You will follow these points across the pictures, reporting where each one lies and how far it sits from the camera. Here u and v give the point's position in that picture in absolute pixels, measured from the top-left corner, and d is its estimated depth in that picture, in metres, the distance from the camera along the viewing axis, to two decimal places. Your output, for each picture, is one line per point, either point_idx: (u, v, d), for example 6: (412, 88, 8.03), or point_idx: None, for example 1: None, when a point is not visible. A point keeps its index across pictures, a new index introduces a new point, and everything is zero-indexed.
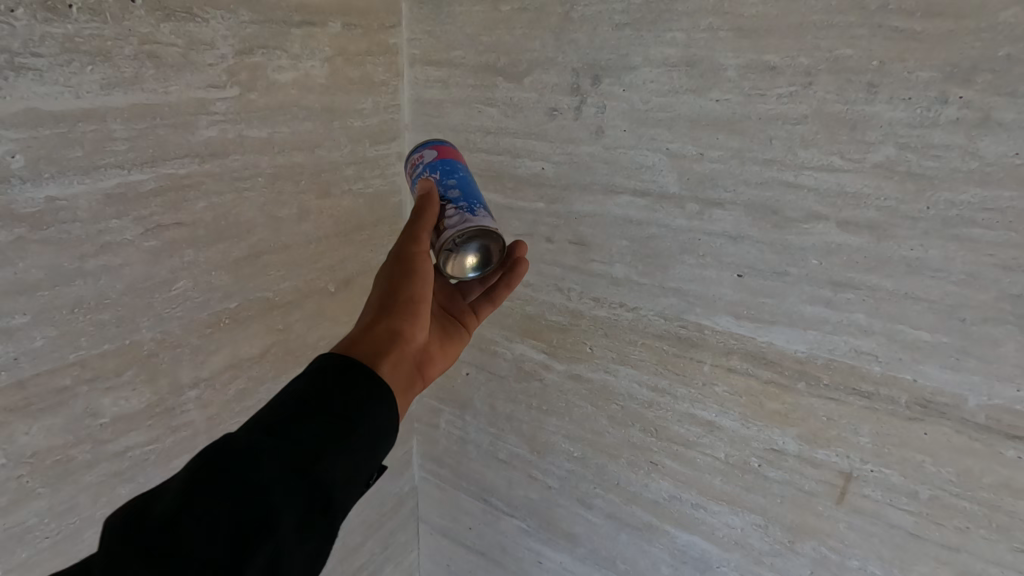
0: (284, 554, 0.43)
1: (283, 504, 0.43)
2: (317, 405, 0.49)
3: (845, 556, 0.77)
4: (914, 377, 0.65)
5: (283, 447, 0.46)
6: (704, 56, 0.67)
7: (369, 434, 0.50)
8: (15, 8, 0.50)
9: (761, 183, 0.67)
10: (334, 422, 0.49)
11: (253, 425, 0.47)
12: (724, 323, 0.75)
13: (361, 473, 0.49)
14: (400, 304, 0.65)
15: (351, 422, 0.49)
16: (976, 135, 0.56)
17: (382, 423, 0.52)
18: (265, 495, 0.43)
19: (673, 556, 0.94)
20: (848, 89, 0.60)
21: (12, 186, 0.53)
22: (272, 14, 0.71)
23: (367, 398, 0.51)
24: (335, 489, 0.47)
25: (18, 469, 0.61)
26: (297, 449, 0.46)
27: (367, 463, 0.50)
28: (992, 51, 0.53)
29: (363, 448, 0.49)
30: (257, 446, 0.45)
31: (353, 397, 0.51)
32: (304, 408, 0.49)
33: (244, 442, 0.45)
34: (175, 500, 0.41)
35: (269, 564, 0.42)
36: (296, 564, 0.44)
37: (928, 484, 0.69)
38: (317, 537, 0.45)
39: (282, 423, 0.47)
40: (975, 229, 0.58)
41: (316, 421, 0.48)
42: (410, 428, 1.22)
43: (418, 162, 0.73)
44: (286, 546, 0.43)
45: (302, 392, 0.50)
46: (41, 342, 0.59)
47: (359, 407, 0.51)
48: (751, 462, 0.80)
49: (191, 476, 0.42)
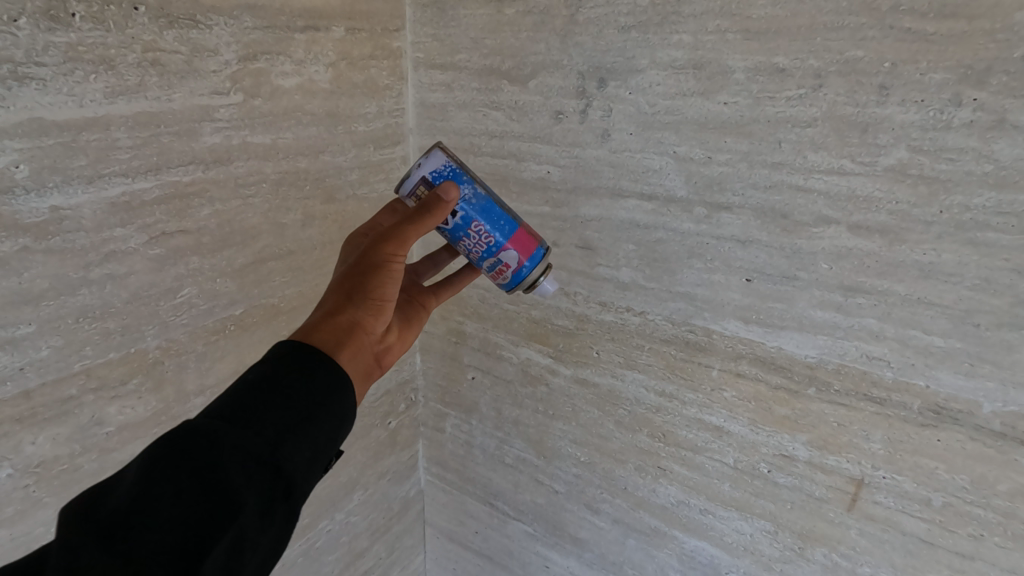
0: (248, 543, 0.41)
1: (246, 493, 0.41)
2: (279, 390, 0.47)
3: (856, 563, 0.76)
4: (927, 383, 0.64)
5: (246, 433, 0.44)
6: (712, 58, 0.66)
7: (331, 420, 0.49)
8: (17, 18, 0.50)
9: (769, 187, 0.67)
10: (297, 407, 0.47)
11: (212, 412, 0.45)
12: (733, 328, 0.75)
13: (322, 459, 0.48)
14: (367, 294, 0.60)
15: (315, 408, 0.48)
16: (991, 137, 0.55)
17: (343, 408, 0.51)
18: (227, 483, 0.41)
19: (681, 562, 0.93)
20: (859, 91, 0.59)
21: (15, 196, 0.53)
22: (275, 19, 0.70)
23: (331, 386, 0.50)
24: (297, 477, 0.45)
25: (24, 478, 0.61)
26: (258, 435, 0.44)
27: (327, 449, 0.49)
28: (1006, 52, 0.52)
29: (325, 434, 0.48)
30: (217, 431, 0.43)
31: (315, 383, 0.49)
32: (266, 393, 0.47)
33: (205, 430, 0.43)
34: (134, 489, 0.39)
35: (232, 556, 0.40)
36: (260, 553, 0.42)
37: (942, 491, 0.68)
38: (280, 525, 0.43)
39: (243, 409, 0.46)
40: (990, 233, 0.57)
41: (278, 406, 0.47)
42: (416, 431, 1.21)
43: (498, 264, 0.70)
44: (250, 534, 0.41)
45: (265, 377, 0.48)
46: (47, 352, 0.59)
47: (321, 393, 0.49)
48: (760, 467, 0.79)
49: (149, 465, 0.40)
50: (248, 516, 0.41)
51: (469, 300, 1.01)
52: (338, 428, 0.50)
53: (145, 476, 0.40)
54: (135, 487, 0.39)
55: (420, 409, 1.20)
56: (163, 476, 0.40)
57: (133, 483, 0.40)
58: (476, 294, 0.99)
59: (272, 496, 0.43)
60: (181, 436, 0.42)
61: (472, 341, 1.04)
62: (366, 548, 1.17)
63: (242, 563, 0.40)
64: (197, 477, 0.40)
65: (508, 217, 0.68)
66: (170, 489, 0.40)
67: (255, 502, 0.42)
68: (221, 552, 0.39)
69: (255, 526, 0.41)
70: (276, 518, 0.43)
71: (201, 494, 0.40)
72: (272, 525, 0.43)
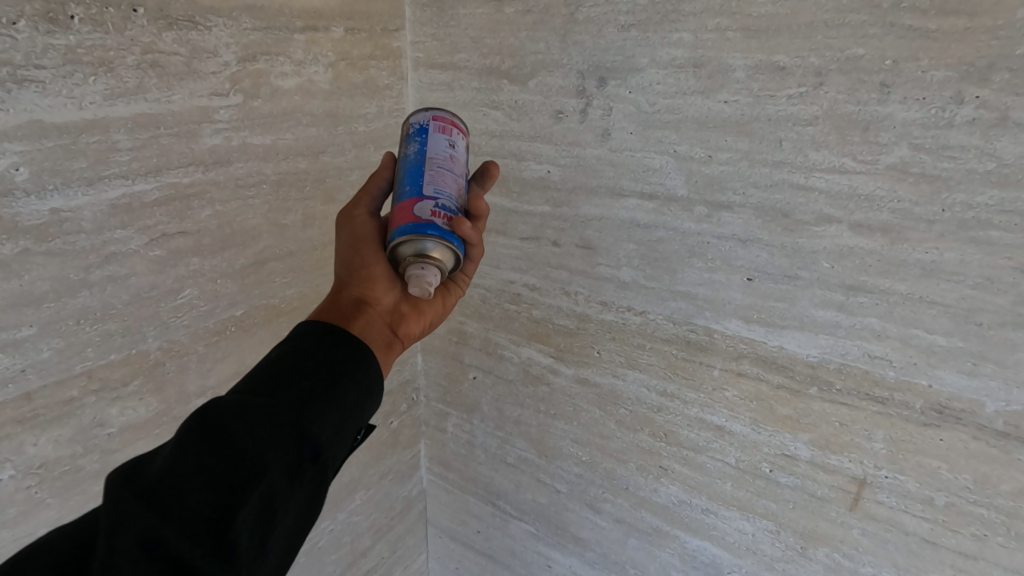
0: (277, 502, 0.42)
1: (272, 452, 0.43)
2: (301, 363, 0.49)
3: (859, 563, 0.76)
4: (930, 382, 0.64)
5: (270, 401, 0.46)
6: (712, 57, 0.65)
7: (354, 391, 0.51)
8: (16, 21, 0.50)
9: (771, 186, 0.66)
10: (319, 379, 0.49)
11: (238, 387, 0.47)
12: (734, 327, 0.74)
13: (348, 427, 0.49)
14: (359, 267, 0.63)
15: (337, 377, 0.50)
16: (994, 136, 0.54)
17: (367, 378, 0.52)
18: (255, 444, 0.42)
19: (684, 561, 0.93)
20: (860, 89, 0.59)
21: (16, 199, 0.53)
22: (275, 20, 0.70)
23: (351, 356, 0.52)
24: (323, 440, 0.46)
25: (27, 479, 0.61)
26: (283, 403, 0.46)
27: (353, 418, 0.50)
28: (1009, 50, 0.52)
29: (349, 403, 0.50)
30: (244, 401, 0.44)
31: (337, 354, 0.51)
32: (292, 367, 0.49)
33: (233, 401, 0.44)
34: (169, 455, 0.40)
35: (263, 511, 0.41)
36: (291, 513, 0.43)
37: (945, 491, 0.67)
38: (309, 487, 0.45)
39: (267, 381, 0.47)
40: (992, 231, 0.57)
41: (301, 377, 0.48)
42: (418, 431, 1.22)
43: None
44: (280, 492, 0.42)
45: (288, 353, 0.50)
46: (48, 354, 0.59)
47: (344, 366, 0.51)
48: (762, 467, 0.79)
49: (184, 435, 0.42)
50: (276, 475, 0.42)
51: (469, 300, 1.01)
52: (363, 402, 0.52)
53: (179, 444, 0.41)
54: (172, 454, 0.41)
55: (422, 409, 1.20)
56: (195, 443, 0.41)
57: (169, 450, 0.41)
58: (476, 294, 0.99)
59: (300, 458, 0.44)
60: (211, 407, 0.43)
61: (473, 340, 1.04)
62: (369, 547, 1.18)
63: (274, 520, 0.42)
64: (225, 441, 0.42)
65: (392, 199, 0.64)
66: (203, 453, 0.41)
67: (283, 464, 0.43)
68: (253, 512, 0.40)
69: (283, 485, 0.43)
70: (305, 479, 0.44)
71: (231, 455, 0.41)
72: (302, 487, 0.44)
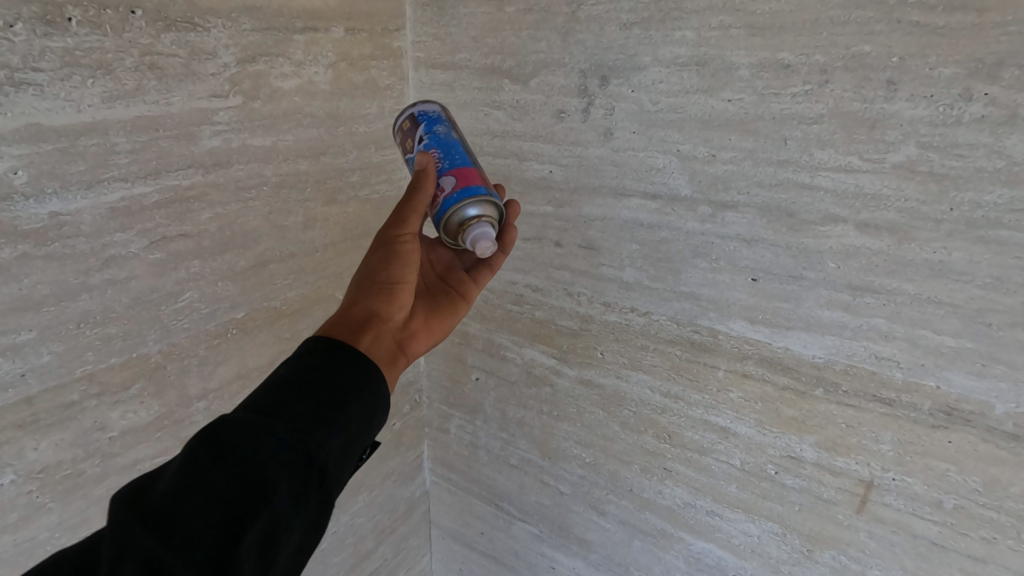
0: (281, 526, 0.42)
1: (278, 477, 0.42)
2: (309, 381, 0.49)
3: (866, 565, 0.75)
4: (938, 383, 0.63)
5: (277, 422, 0.45)
6: (715, 55, 0.65)
7: (360, 411, 0.50)
8: (14, 23, 0.50)
9: (776, 186, 0.65)
10: (325, 398, 0.48)
11: (246, 406, 0.46)
12: (738, 328, 0.74)
13: (354, 447, 0.49)
14: (378, 281, 0.63)
15: (343, 398, 0.49)
16: (1002, 133, 0.53)
17: (374, 399, 0.51)
18: (261, 469, 0.42)
19: (689, 564, 0.92)
20: (867, 86, 0.58)
21: (14, 203, 0.53)
22: (275, 21, 0.70)
23: (359, 375, 0.51)
24: (330, 463, 0.46)
25: (27, 484, 0.61)
26: (290, 424, 0.45)
27: (358, 439, 0.49)
28: (1019, 46, 0.51)
29: (354, 424, 0.49)
30: (250, 422, 0.44)
31: (342, 373, 0.50)
32: (300, 386, 0.48)
33: (240, 422, 0.44)
34: (175, 477, 0.40)
35: (266, 537, 0.41)
36: (295, 537, 0.43)
37: (954, 494, 0.66)
38: (314, 511, 0.44)
39: (274, 400, 0.47)
40: (1001, 230, 0.56)
41: (308, 397, 0.48)
42: (421, 432, 1.21)
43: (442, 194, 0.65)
44: (284, 517, 0.42)
45: (296, 370, 0.49)
46: (49, 358, 0.58)
47: (350, 385, 0.50)
48: (767, 469, 0.78)
49: (190, 455, 0.42)
50: (281, 500, 0.42)
51: None
52: (370, 419, 0.51)
53: (186, 466, 0.41)
54: (177, 476, 0.40)
55: (425, 410, 1.19)
56: (202, 466, 0.41)
57: (174, 472, 0.41)
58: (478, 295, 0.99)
59: (306, 483, 0.44)
60: (217, 429, 0.43)
61: (475, 341, 1.04)
62: (372, 549, 1.17)
63: (278, 545, 0.41)
64: (231, 465, 0.41)
65: (464, 157, 0.67)
66: (208, 477, 0.41)
67: (288, 488, 0.42)
68: (257, 536, 0.40)
69: (289, 510, 0.42)
70: (310, 503, 0.44)
71: (237, 479, 0.41)
72: (306, 511, 0.44)
